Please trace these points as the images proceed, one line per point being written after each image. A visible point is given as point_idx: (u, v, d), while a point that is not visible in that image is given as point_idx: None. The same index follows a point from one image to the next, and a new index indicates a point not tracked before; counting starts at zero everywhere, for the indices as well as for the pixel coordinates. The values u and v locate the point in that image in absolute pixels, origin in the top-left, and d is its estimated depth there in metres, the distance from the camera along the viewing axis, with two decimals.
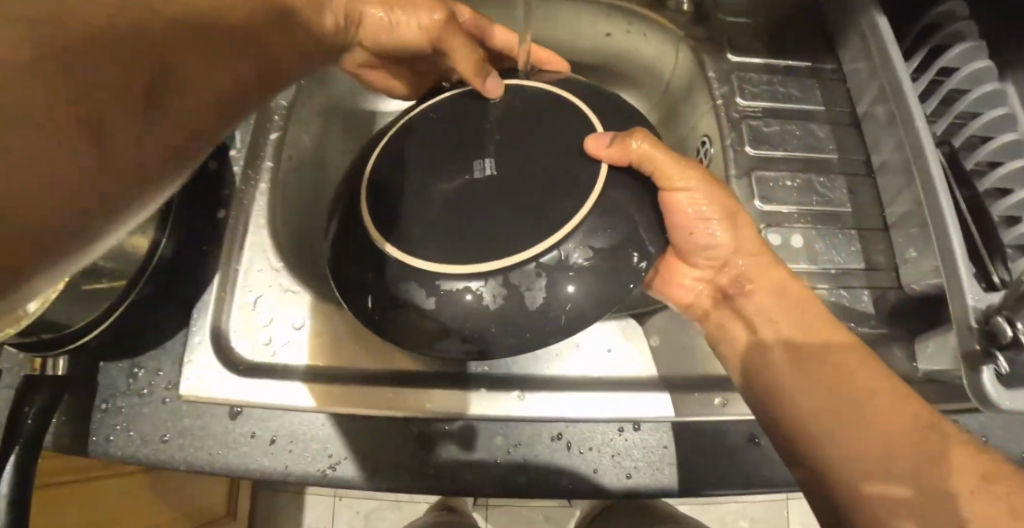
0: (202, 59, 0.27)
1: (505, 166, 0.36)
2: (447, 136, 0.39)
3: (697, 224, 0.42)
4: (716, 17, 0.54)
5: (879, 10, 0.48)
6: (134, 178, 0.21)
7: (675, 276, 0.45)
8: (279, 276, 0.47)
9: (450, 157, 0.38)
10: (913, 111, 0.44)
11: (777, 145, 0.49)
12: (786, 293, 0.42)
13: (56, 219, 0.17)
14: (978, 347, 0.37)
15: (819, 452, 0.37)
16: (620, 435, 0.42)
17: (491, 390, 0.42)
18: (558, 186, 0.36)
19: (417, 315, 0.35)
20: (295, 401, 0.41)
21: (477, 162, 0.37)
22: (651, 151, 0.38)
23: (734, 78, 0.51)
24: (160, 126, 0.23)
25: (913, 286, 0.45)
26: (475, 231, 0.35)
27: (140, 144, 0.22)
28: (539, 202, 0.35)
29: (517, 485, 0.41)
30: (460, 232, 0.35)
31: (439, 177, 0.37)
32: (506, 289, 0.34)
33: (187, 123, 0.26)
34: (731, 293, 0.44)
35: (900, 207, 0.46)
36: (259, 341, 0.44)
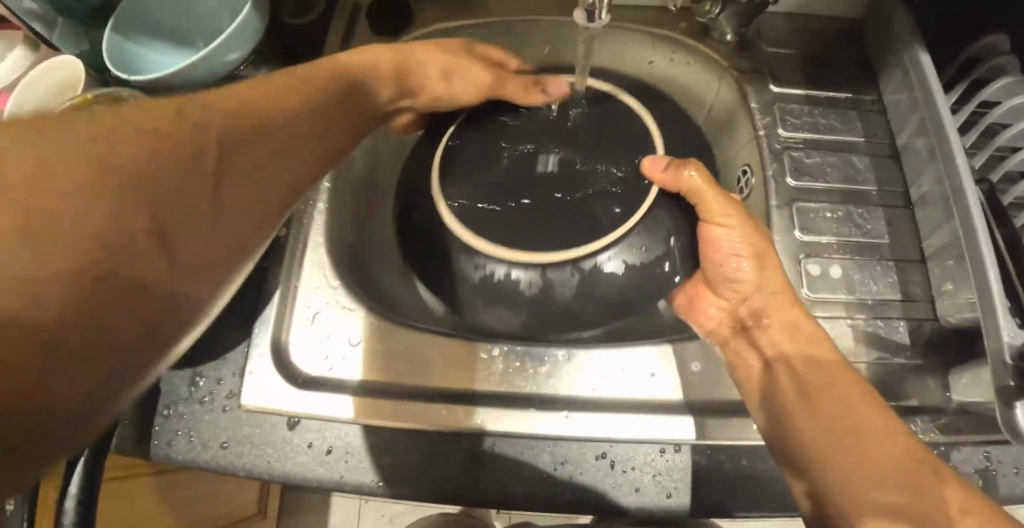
0: (248, 149, 0.33)
1: (561, 166, 0.46)
2: (519, 139, 0.48)
3: (728, 259, 0.45)
4: (758, 46, 0.55)
5: (922, 46, 0.48)
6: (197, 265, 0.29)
7: (700, 302, 0.50)
8: (337, 294, 0.49)
9: (516, 161, 0.47)
10: (952, 147, 0.44)
11: (818, 177, 0.51)
12: (807, 327, 0.44)
13: (120, 313, 0.24)
14: (1011, 384, 0.38)
15: (841, 477, 0.38)
16: (662, 455, 0.43)
17: (541, 409, 0.44)
18: (603, 201, 0.45)
19: (465, 281, 0.45)
20: (339, 412, 0.44)
21: (541, 157, 0.47)
22: (703, 186, 0.44)
23: (776, 109, 0.53)
24: (222, 218, 0.30)
25: (949, 318, 0.46)
26: (531, 223, 0.44)
27: (201, 236, 0.29)
28: (585, 209, 0.44)
29: (562, 499, 0.43)
30: (517, 221, 0.44)
31: (507, 179, 0.46)
32: (541, 278, 0.43)
33: (249, 204, 0.32)
34: (748, 325, 0.48)
35: (938, 239, 0.47)
36: (316, 355, 0.47)
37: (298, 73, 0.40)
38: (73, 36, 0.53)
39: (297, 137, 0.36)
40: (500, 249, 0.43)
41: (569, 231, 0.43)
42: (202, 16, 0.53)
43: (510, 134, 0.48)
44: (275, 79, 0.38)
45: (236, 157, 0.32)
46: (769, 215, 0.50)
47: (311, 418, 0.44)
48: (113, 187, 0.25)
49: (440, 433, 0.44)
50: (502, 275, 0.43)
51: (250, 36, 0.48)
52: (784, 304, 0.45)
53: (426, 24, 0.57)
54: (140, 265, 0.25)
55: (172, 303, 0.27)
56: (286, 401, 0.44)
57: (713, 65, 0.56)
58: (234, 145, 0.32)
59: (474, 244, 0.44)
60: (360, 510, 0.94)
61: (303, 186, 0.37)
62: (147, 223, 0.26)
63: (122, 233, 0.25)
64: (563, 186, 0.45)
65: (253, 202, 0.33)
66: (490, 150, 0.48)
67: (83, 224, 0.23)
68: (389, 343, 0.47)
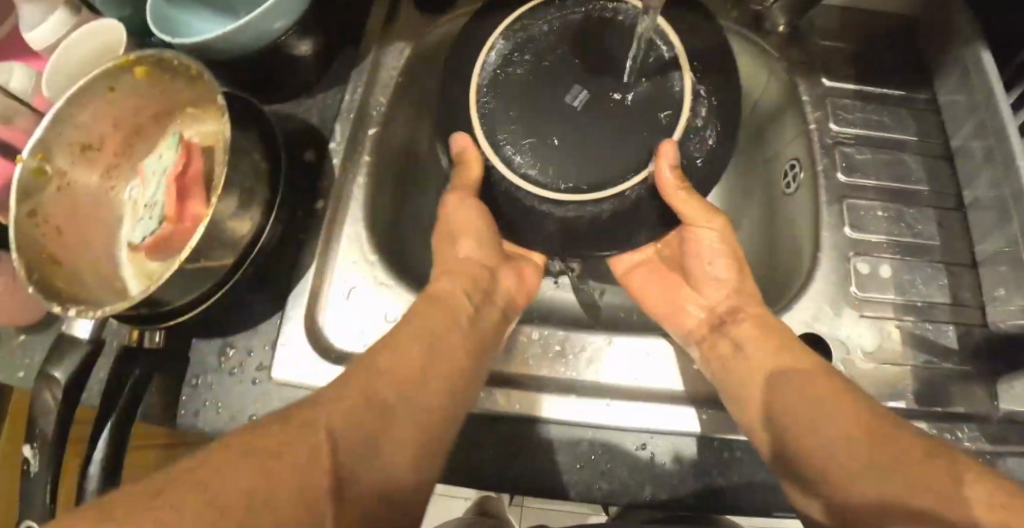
0: (370, 447, 0.35)
1: (592, 106, 0.43)
2: (561, 63, 0.44)
3: (703, 263, 0.47)
4: (810, 39, 0.54)
5: (984, 44, 0.47)
6: (322, 501, 0.31)
7: (680, 300, 0.48)
8: (375, 270, 0.48)
9: (552, 81, 0.44)
10: (1014, 150, 0.43)
11: (869, 174, 0.50)
12: None
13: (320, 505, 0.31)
14: None
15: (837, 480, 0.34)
16: (703, 449, 0.42)
17: (582, 398, 0.43)
18: (615, 159, 0.42)
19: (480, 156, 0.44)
20: None
21: (576, 87, 0.44)
22: (690, 201, 0.42)
23: (828, 103, 0.51)
24: (363, 475, 0.34)
25: (1001, 324, 0.45)
26: (543, 121, 0.43)
27: (332, 483, 0.32)
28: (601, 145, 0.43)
29: (598, 492, 0.42)
30: (534, 119, 0.43)
31: (539, 90, 0.44)
32: (534, 173, 0.43)
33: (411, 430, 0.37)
34: (724, 322, 0.45)
35: (992, 244, 0.46)
36: (348, 329, 0.47)
37: (445, 290, 0.45)
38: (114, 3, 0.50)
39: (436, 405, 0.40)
40: (517, 130, 0.43)
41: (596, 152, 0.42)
42: None
43: (571, 44, 0.45)
44: (424, 310, 0.43)
45: (359, 453, 0.35)
46: (819, 210, 0.49)
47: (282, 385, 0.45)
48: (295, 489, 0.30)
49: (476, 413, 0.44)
50: (508, 154, 0.43)
51: (297, 5, 0.45)
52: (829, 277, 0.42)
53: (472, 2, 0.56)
54: (286, 483, 0.30)
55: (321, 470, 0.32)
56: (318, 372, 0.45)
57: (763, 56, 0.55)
58: (358, 434, 0.35)
59: (498, 124, 0.44)
60: None
61: (450, 417, 0.40)
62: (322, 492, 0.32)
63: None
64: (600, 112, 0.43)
65: (391, 449, 0.36)
66: (540, 58, 0.45)
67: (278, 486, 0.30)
68: None
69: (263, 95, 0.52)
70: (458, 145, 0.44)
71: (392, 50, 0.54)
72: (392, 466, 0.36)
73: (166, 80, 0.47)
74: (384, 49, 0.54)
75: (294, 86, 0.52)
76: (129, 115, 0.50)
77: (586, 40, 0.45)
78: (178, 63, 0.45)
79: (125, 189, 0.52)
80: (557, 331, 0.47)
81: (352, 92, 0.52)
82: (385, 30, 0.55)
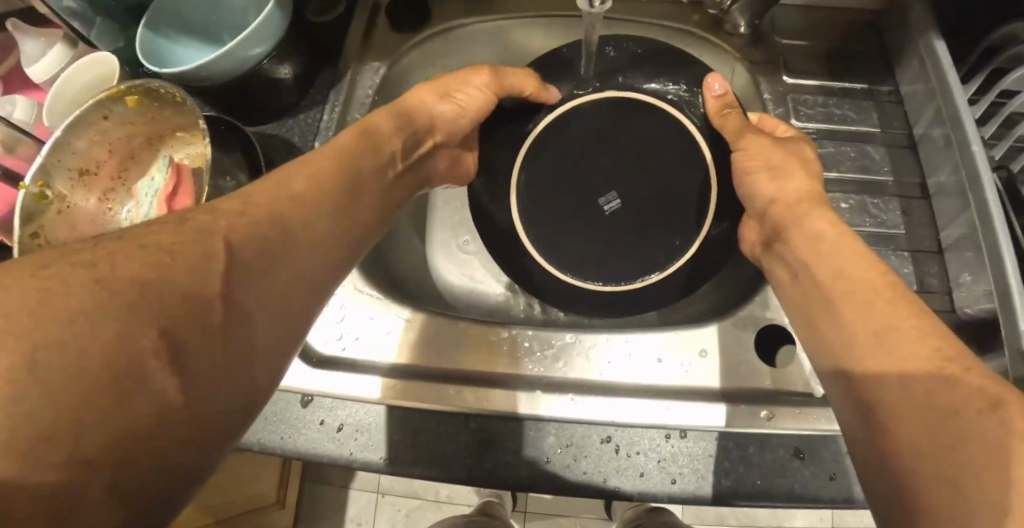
0: (202, 340, 0.27)
1: (623, 213, 0.51)
2: (600, 148, 0.51)
3: (763, 183, 0.46)
4: (772, 38, 0.55)
5: (937, 33, 0.48)
6: (112, 427, 0.23)
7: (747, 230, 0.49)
8: (354, 277, 0.51)
9: (591, 180, 0.51)
10: (968, 135, 0.44)
11: (832, 167, 0.51)
12: (807, 305, 0.41)
13: (99, 440, 0.22)
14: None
15: None
16: (667, 441, 0.43)
17: (545, 394, 0.45)
18: (649, 262, 0.51)
19: (508, 228, 0.52)
20: (351, 389, 0.46)
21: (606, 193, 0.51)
22: (763, 182, 0.46)
23: (789, 100, 0.53)
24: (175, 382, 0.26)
25: (967, 309, 0.45)
26: (576, 230, 0.51)
27: (126, 398, 0.24)
28: (624, 250, 0.51)
29: (567, 483, 0.43)
30: (568, 221, 0.51)
31: (577, 189, 0.51)
32: (562, 271, 0.51)
33: (243, 331, 0.30)
34: (774, 242, 0.45)
35: (955, 231, 0.46)
36: (331, 335, 0.49)
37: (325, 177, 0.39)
38: (109, 36, 0.54)
39: (288, 286, 0.33)
40: (560, 232, 0.51)
41: (612, 264, 0.51)
42: (230, 11, 0.55)
43: (609, 134, 0.51)
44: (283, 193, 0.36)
45: (184, 346, 0.26)
46: None
47: (322, 393, 0.46)
48: (110, 337, 0.24)
49: (450, 411, 0.45)
50: (540, 248, 0.52)
51: (273, 31, 0.49)
52: (800, 228, 0.43)
53: (444, 19, 0.59)
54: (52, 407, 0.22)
55: (108, 396, 0.23)
56: (307, 379, 0.47)
57: (728, 58, 0.56)
58: (179, 315, 0.26)
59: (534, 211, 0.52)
60: (377, 504, 0.95)
61: (302, 299, 0.33)
62: (158, 347, 0.25)
63: (128, 389, 0.24)
64: (621, 223, 0.51)
65: (220, 345, 0.28)
66: (572, 141, 0.52)
67: (91, 343, 0.23)
68: (411, 325, 0.49)
69: (246, 117, 0.54)
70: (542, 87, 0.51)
71: (368, 70, 0.57)
72: (227, 334, 0.29)
73: (154, 106, 0.51)
74: (361, 68, 0.57)
75: (277, 108, 0.55)
76: (124, 140, 0.53)
77: (639, 128, 0.51)
78: (164, 90, 0.48)
79: (121, 210, 0.54)
80: (525, 330, 0.49)
81: (331, 111, 0.55)
82: (362, 51, 0.57)
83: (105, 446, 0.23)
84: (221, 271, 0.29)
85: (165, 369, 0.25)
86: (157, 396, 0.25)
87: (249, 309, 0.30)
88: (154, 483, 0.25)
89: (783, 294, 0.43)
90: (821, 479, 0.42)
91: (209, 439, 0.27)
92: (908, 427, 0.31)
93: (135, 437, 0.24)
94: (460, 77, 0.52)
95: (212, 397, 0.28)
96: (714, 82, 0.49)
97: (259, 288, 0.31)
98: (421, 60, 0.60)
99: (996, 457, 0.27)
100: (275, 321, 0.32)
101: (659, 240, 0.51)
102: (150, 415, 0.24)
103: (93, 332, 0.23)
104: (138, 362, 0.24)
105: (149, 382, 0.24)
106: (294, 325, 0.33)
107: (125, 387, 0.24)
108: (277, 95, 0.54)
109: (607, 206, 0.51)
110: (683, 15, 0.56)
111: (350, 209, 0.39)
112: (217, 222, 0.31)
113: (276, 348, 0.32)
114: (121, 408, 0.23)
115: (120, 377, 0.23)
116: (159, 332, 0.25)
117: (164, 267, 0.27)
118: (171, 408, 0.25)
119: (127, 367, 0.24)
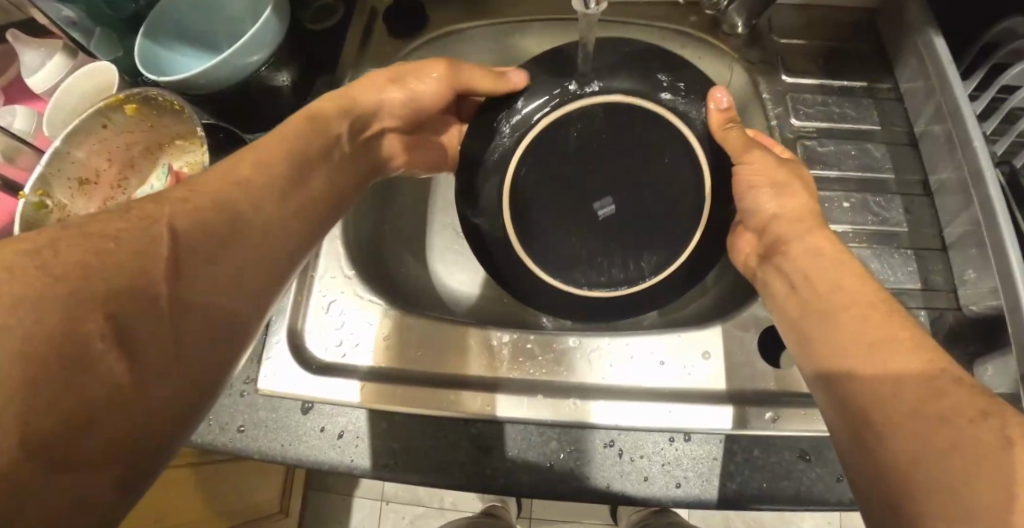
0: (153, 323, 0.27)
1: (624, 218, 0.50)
2: None
3: (762, 188, 0.46)
4: (769, 39, 0.55)
5: (936, 29, 0.47)
6: (59, 407, 0.23)
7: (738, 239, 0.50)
8: (352, 282, 0.51)
9: None
10: (970, 130, 0.43)
11: (833, 165, 0.51)
12: (809, 305, 0.40)
13: (45, 421, 0.22)
14: None
15: None
16: (671, 444, 0.43)
17: (549, 397, 0.45)
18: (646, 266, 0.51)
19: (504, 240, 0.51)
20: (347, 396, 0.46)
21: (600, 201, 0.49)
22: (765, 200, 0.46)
23: (789, 99, 0.53)
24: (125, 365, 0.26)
25: (973, 307, 0.45)
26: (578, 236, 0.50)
27: (70, 380, 0.23)
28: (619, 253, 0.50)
29: (567, 488, 0.42)
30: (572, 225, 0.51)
31: None
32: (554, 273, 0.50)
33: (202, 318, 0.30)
34: (772, 257, 0.45)
35: (958, 228, 0.46)
36: (331, 342, 0.49)
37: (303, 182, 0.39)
38: (108, 44, 0.54)
39: (246, 271, 0.33)
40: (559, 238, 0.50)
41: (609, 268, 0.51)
42: (225, 21, 0.55)
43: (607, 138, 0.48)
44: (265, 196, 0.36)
45: (135, 329, 0.26)
46: None
47: (322, 400, 0.46)
48: (58, 323, 0.24)
49: (452, 416, 0.45)
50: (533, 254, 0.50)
51: (270, 40, 0.49)
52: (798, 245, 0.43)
53: (441, 26, 0.59)
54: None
55: (54, 376, 0.23)
56: (307, 385, 0.46)
57: (726, 59, 0.56)
58: (130, 299, 0.26)
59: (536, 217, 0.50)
60: (380, 511, 0.95)
61: (258, 285, 0.33)
62: (107, 331, 0.25)
63: (75, 372, 0.24)
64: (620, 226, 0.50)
65: (176, 328, 0.28)
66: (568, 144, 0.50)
67: (41, 330, 0.23)
68: (414, 332, 0.49)
69: (245, 125, 0.54)
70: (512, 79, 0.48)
71: (366, 76, 0.57)
72: (184, 318, 0.29)
73: (154, 115, 0.51)
74: (359, 75, 0.57)
75: (276, 115, 0.55)
76: (123, 149, 0.53)
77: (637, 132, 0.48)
78: (162, 98, 0.49)
79: None
80: (527, 334, 0.49)
81: None
82: (359, 58, 0.58)
83: (51, 427, 0.23)
84: (173, 253, 0.29)
85: (114, 355, 0.25)
86: (106, 376, 0.25)
87: (206, 295, 0.30)
88: (108, 464, 0.25)
89: (782, 299, 0.43)
90: (828, 481, 0.42)
91: (169, 421, 0.27)
92: (905, 428, 0.31)
93: (82, 417, 0.24)
94: (417, 67, 0.52)
95: (171, 382, 0.27)
96: (718, 94, 0.47)
97: (216, 274, 0.31)
98: None
99: (984, 456, 0.27)
100: (234, 308, 0.32)
101: (662, 242, 0.50)
102: (102, 401, 0.24)
103: (42, 319, 0.23)
104: (83, 348, 0.24)
105: (97, 364, 0.24)
106: (250, 309, 0.33)
107: (72, 371, 0.24)
108: (276, 103, 0.54)
109: (600, 210, 0.50)
110: (680, 17, 0.56)
111: (299, 198, 0.39)
112: (193, 224, 0.31)
113: (236, 333, 0.32)
114: (67, 389, 0.23)
115: (66, 358, 0.23)
116: (107, 318, 0.25)
117: (117, 252, 0.27)
118: (123, 391, 0.25)
119: (74, 350, 0.24)
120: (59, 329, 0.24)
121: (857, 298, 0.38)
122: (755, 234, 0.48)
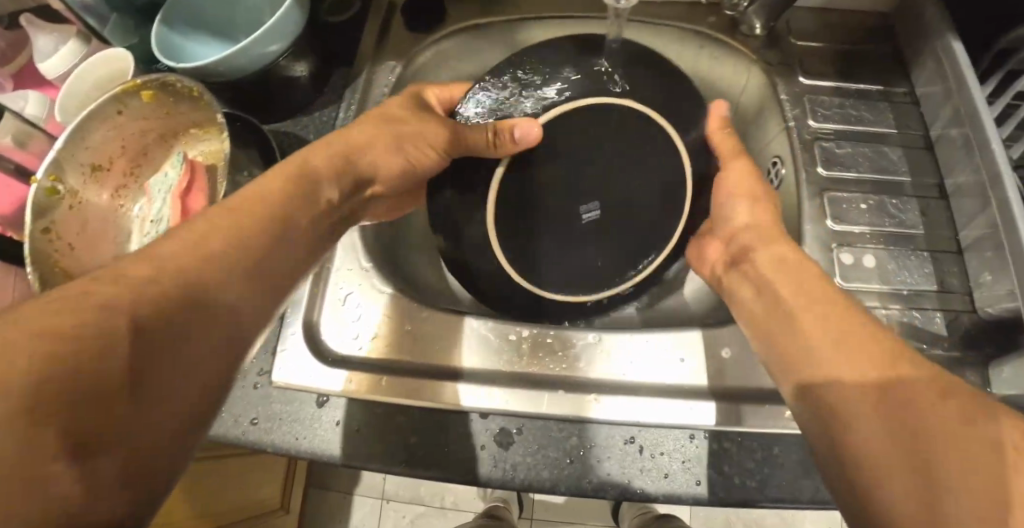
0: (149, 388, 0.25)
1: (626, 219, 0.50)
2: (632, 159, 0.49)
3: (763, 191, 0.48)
4: (787, 40, 0.55)
5: (955, 34, 0.48)
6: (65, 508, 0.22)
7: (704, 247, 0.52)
8: (368, 275, 0.50)
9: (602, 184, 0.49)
10: (988, 134, 0.44)
11: (850, 167, 0.51)
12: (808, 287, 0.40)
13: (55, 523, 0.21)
14: None
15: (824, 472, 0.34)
16: (691, 442, 0.43)
17: (569, 393, 0.45)
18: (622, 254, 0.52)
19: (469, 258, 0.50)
20: (363, 392, 0.45)
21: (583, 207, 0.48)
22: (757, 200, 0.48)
23: (806, 101, 0.53)
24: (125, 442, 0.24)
25: (990, 309, 0.45)
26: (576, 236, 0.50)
27: (67, 474, 0.22)
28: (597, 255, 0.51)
29: (587, 487, 0.42)
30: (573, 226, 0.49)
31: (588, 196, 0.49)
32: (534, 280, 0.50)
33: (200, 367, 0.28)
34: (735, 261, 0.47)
35: (974, 230, 0.46)
36: (347, 335, 0.48)
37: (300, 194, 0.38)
38: (123, 30, 0.53)
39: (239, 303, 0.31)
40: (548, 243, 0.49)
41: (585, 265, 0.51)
42: (243, 10, 0.55)
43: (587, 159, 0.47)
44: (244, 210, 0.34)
45: (132, 399, 0.25)
46: (801, 204, 0.50)
47: (337, 394, 0.45)
48: (52, 414, 0.22)
49: (471, 411, 0.45)
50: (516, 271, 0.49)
51: (291, 30, 0.49)
52: None
53: (459, 20, 0.59)
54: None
55: (52, 478, 0.21)
56: (324, 379, 0.46)
57: (744, 60, 0.56)
58: (122, 368, 0.25)
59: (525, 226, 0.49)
60: (379, 510, 0.94)
61: (249, 314, 0.32)
62: (102, 411, 0.23)
63: (75, 462, 0.22)
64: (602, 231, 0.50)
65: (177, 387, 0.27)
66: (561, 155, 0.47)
67: (33, 423, 0.21)
68: (431, 326, 0.48)
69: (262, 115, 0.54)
70: (525, 130, 0.41)
71: (384, 69, 0.57)
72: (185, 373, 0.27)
73: (170, 102, 0.50)
74: (377, 67, 0.57)
75: (294, 105, 0.54)
76: (137, 135, 0.53)
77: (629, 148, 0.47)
78: (181, 85, 0.48)
79: (132, 207, 0.53)
80: (546, 329, 0.48)
81: (347, 109, 0.55)
82: (378, 51, 0.57)
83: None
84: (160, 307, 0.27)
85: (112, 433, 0.24)
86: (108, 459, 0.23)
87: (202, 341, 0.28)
88: None
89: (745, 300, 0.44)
90: None
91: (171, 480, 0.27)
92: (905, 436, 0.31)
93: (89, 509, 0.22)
94: (415, 127, 0.47)
95: (174, 445, 0.26)
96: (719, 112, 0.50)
97: (214, 313, 0.29)
98: (434, 64, 0.60)
99: None
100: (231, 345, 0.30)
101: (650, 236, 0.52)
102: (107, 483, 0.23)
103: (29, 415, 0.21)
104: (79, 435, 0.23)
105: (97, 450, 0.23)
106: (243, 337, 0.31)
107: (72, 465, 0.22)
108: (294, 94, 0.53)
109: (585, 214, 0.48)
110: (699, 17, 0.57)
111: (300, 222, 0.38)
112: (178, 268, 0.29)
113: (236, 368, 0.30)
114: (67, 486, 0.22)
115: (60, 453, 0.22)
116: (101, 395, 0.23)
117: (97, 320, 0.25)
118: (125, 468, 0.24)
119: (71, 439, 0.22)
120: (50, 421, 0.22)
121: (837, 311, 0.37)
122: (722, 240, 0.51)
